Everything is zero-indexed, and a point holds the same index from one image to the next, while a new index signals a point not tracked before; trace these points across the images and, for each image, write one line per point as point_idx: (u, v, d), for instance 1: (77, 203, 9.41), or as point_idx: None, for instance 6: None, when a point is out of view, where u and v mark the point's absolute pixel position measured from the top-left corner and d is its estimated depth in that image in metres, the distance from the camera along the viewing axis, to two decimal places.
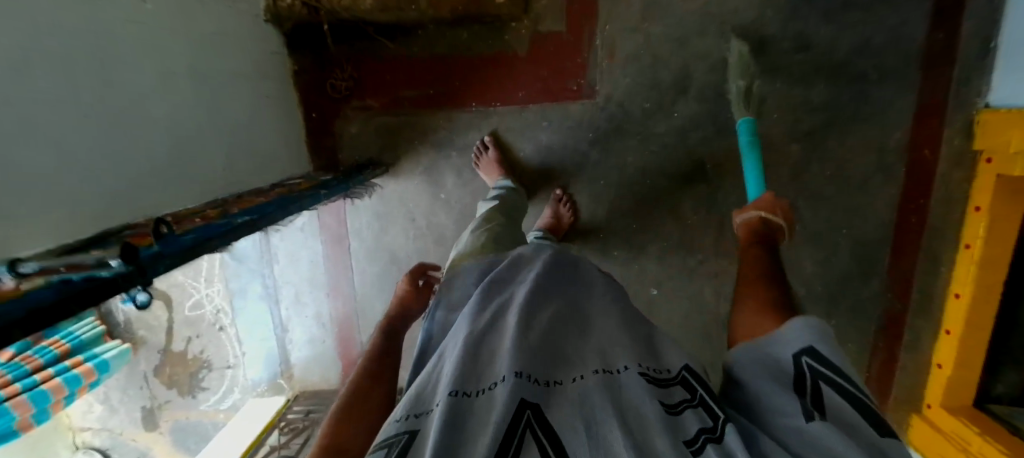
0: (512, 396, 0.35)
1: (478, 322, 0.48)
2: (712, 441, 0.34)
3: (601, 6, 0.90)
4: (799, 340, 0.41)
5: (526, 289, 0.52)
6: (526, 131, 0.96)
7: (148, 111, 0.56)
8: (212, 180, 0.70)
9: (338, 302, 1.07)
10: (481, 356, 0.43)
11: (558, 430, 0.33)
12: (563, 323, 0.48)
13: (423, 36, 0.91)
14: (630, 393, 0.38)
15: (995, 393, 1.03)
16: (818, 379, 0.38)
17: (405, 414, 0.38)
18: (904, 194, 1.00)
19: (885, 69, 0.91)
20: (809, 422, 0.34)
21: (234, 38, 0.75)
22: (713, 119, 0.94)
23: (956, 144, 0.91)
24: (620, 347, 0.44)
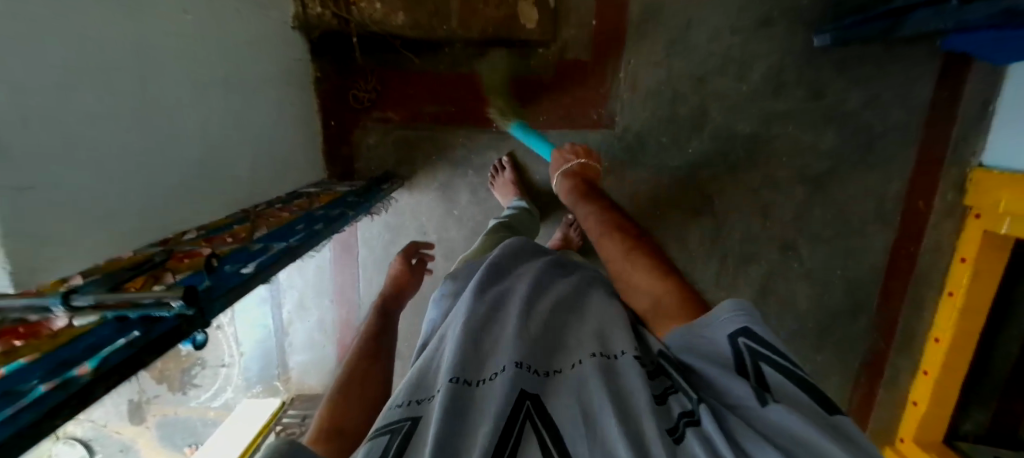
0: (511, 388, 0.36)
1: (479, 308, 0.48)
2: (692, 425, 0.32)
3: (628, 40, 0.91)
4: (731, 321, 0.39)
5: (527, 283, 0.53)
6: (544, 155, 0.97)
7: (183, 122, 0.56)
8: (238, 190, 0.70)
9: (342, 310, 1.08)
10: (483, 343, 0.44)
11: (556, 421, 0.34)
12: (564, 310, 0.49)
13: (449, 54, 0.91)
14: (626, 377, 0.37)
15: (963, 430, 1.11)
16: (759, 360, 0.37)
17: (407, 398, 0.39)
18: (898, 240, 1.03)
19: (892, 123, 0.95)
20: (767, 408, 0.32)
21: (261, 44, 0.74)
22: (725, 157, 0.97)
23: (949, 198, 0.99)
24: (619, 329, 0.44)
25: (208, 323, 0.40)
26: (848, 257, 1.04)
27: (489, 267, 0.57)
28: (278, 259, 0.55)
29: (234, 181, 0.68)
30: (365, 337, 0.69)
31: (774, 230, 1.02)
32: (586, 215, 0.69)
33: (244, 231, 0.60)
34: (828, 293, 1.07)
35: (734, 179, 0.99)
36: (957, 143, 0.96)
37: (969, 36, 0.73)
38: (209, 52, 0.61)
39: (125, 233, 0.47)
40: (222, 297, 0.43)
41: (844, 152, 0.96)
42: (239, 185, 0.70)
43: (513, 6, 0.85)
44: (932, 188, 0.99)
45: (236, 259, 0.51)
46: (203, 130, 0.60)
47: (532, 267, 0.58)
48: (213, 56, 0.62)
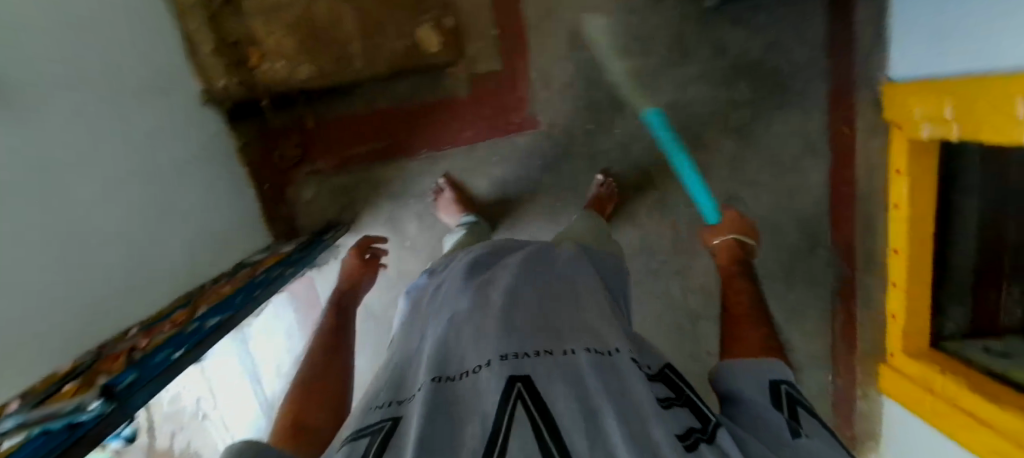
0: (501, 377, 0.38)
1: (462, 314, 0.53)
2: (705, 440, 0.38)
3: (530, 41, 0.94)
4: (774, 374, 0.53)
5: (505, 281, 0.58)
6: (479, 169, 0.99)
7: (97, 224, 0.56)
8: (178, 274, 0.70)
9: None
10: (464, 336, 0.49)
11: (546, 402, 0.36)
12: (541, 303, 0.54)
13: (361, 94, 0.94)
14: (624, 374, 0.43)
15: (946, 331, 1.13)
16: (794, 403, 0.48)
17: (387, 402, 0.43)
18: (835, 168, 1.07)
19: (797, 62, 0.99)
20: (796, 438, 0.41)
21: (170, 129, 0.75)
22: (651, 130, 1.00)
23: (869, 118, 1.03)
24: (610, 331, 0.50)
25: (130, 416, 0.39)
26: (790, 195, 1.08)
27: (468, 269, 0.66)
28: (203, 337, 0.55)
29: (172, 270, 0.69)
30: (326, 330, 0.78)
31: (714, 187, 1.05)
32: (733, 286, 0.80)
33: (182, 314, 0.59)
34: (780, 232, 1.11)
35: (665, 149, 1.02)
36: (863, 67, 1.00)
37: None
38: (113, 148, 0.62)
39: (50, 343, 0.46)
40: (143, 387, 0.42)
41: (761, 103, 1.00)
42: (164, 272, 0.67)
43: (413, 34, 0.87)
44: (851, 113, 1.03)
45: (170, 345, 0.50)
46: (121, 224, 0.60)
47: (510, 266, 0.63)
48: (119, 149, 0.63)
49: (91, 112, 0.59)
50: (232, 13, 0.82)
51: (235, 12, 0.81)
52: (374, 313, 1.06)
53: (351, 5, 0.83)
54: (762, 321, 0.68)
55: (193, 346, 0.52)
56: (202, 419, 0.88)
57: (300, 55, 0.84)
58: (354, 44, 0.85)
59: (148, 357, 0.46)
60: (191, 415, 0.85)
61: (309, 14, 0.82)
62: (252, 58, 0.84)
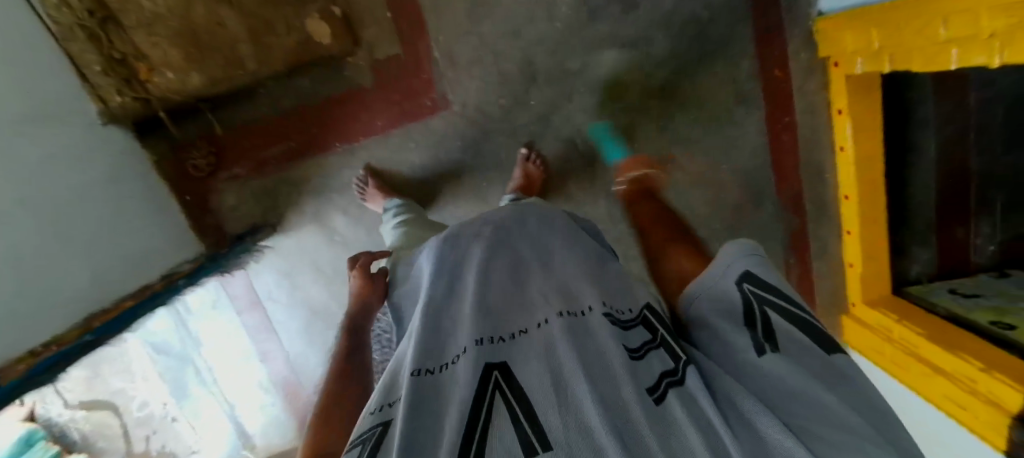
0: (475, 365, 0.35)
1: (438, 287, 0.48)
2: (674, 384, 0.35)
3: (429, 18, 0.91)
4: (738, 268, 0.44)
5: (479, 250, 0.52)
6: (396, 156, 0.98)
7: (15, 238, 0.58)
8: (93, 294, 0.70)
9: (275, 366, 1.11)
10: (443, 327, 0.43)
11: (524, 386, 0.32)
12: (521, 269, 0.50)
13: (265, 94, 0.93)
14: (593, 332, 0.38)
15: (913, 276, 1.02)
16: (764, 306, 0.41)
17: (379, 403, 0.37)
18: (771, 116, 1.02)
19: (716, 8, 0.94)
20: (762, 357, 0.37)
21: (68, 158, 0.74)
22: (568, 97, 0.97)
23: (803, 57, 0.97)
24: (583, 287, 0.46)
25: None
26: (726, 149, 1.04)
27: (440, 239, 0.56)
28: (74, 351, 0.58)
29: (103, 293, 0.72)
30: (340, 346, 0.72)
31: (645, 150, 1.02)
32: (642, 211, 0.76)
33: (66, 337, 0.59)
34: (721, 189, 1.08)
35: (587, 116, 0.98)
36: (791, 5, 0.95)
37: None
38: (20, 172, 0.63)
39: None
40: None
41: (714, 65, 0.98)
42: (83, 292, 0.68)
43: (302, 26, 0.85)
44: (783, 55, 0.98)
45: (39, 367, 0.51)
46: (38, 246, 0.61)
47: (485, 230, 0.56)
48: (25, 174, 0.64)
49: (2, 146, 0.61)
50: (114, 29, 0.79)
51: (118, 28, 0.79)
52: (317, 308, 1.07)
53: (232, 7, 0.81)
54: (681, 230, 0.68)
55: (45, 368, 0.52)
56: (171, 421, 0.97)
57: (189, 64, 0.83)
58: (242, 47, 0.84)
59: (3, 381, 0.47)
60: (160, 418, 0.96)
61: (189, 21, 0.80)
62: (142, 73, 0.84)
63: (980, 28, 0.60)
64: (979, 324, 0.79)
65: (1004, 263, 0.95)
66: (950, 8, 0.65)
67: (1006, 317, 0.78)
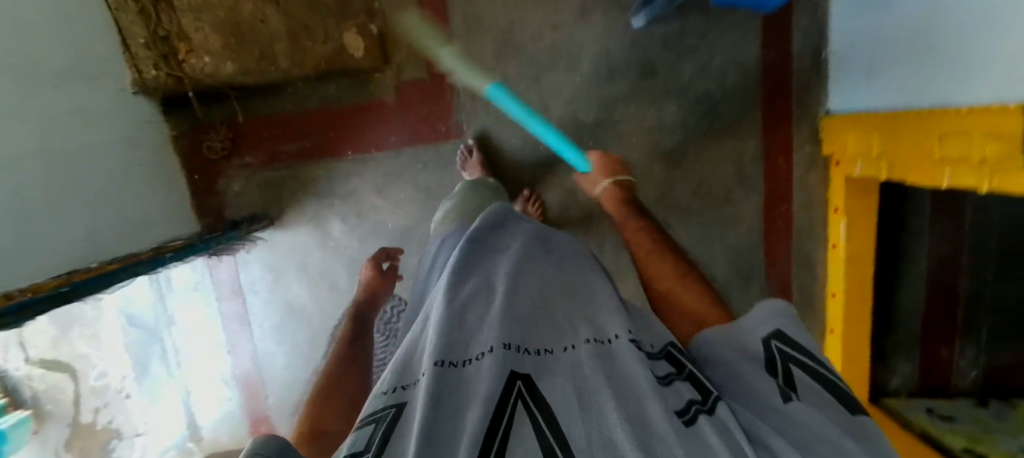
0: (500, 368, 0.32)
1: (465, 289, 0.45)
2: (704, 412, 0.30)
3: (458, 50, 0.96)
4: (768, 324, 0.41)
5: (507, 265, 0.50)
6: (403, 174, 0.99)
7: (17, 179, 0.59)
8: (80, 248, 0.71)
9: (242, 360, 1.09)
10: (467, 323, 0.40)
11: (549, 399, 0.29)
12: (550, 287, 0.48)
13: (292, 93, 0.97)
14: (622, 361, 0.35)
15: (891, 387, 1.00)
16: (789, 362, 0.38)
17: (392, 386, 0.34)
18: (768, 199, 1.05)
19: (728, 90, 1.00)
20: (788, 403, 0.32)
21: (89, 115, 0.77)
22: (576, 147, 1.00)
23: (806, 150, 1.02)
24: (611, 317, 0.42)
25: None
26: (723, 225, 1.07)
27: (464, 244, 0.54)
28: (61, 297, 0.56)
29: (92, 251, 0.73)
30: (341, 342, 0.72)
31: None
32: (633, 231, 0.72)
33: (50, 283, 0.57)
34: (713, 263, 1.09)
35: None
36: (800, 98, 1.01)
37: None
38: (42, 120, 0.66)
39: None
40: None
41: (720, 143, 1.03)
42: (70, 245, 0.68)
43: (338, 38, 0.90)
44: (787, 144, 1.03)
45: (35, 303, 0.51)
46: (39, 193, 0.63)
47: (511, 250, 0.56)
48: (46, 123, 0.66)
49: (26, 93, 0.63)
50: (164, 8, 0.84)
51: (169, 8, 0.85)
52: (295, 307, 1.05)
53: (278, 7, 0.86)
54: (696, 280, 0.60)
55: (19, 309, 0.47)
56: (125, 397, 0.82)
57: (227, 52, 0.87)
58: (279, 44, 0.88)
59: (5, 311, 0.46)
60: (115, 392, 0.80)
61: (235, 14, 0.85)
62: (180, 52, 0.87)
63: (970, 151, 0.63)
64: (953, 449, 0.77)
65: (986, 391, 0.90)
66: (945, 127, 0.68)
67: (979, 444, 0.76)
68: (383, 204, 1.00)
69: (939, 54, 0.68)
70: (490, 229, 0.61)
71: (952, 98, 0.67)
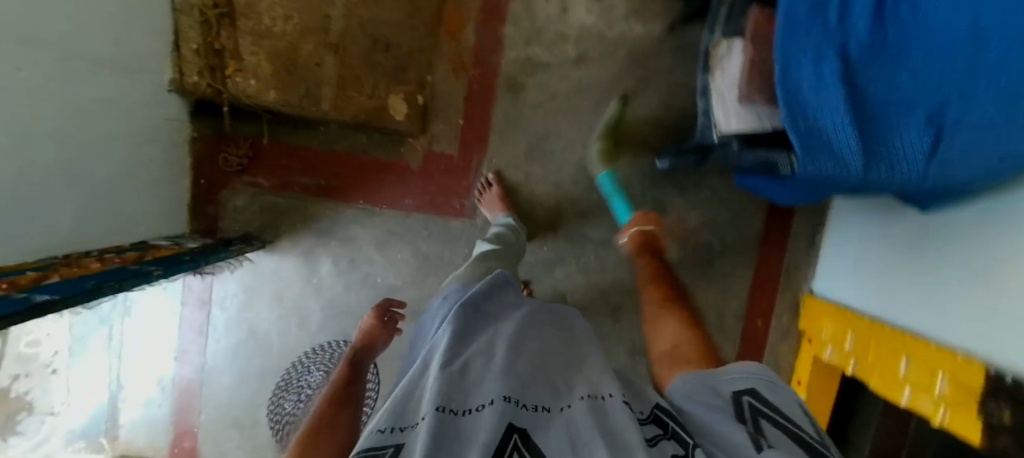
0: (499, 420, 0.37)
1: (471, 346, 0.50)
2: None
3: (493, 138, 1.00)
4: (743, 383, 0.44)
5: (511, 328, 0.55)
6: (407, 237, 1.01)
7: (45, 171, 0.59)
8: (74, 238, 0.69)
9: (186, 370, 1.04)
10: (469, 374, 0.45)
11: (543, 448, 0.36)
12: (552, 354, 0.53)
13: (324, 132, 0.98)
14: (615, 419, 0.40)
15: None
16: (759, 416, 0.40)
17: (389, 425, 0.40)
18: (738, 355, 1.11)
19: (727, 243, 1.07)
20: (760, 450, 0.35)
21: (128, 107, 0.77)
22: (576, 257, 1.04)
23: (784, 321, 1.09)
24: (606, 378, 0.47)
25: None
26: None
27: (464, 309, 0.58)
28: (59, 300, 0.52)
29: (86, 240, 0.72)
30: (336, 386, 0.68)
31: (621, 334, 1.07)
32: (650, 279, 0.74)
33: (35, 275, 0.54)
34: None
35: (586, 279, 1.04)
36: (788, 269, 1.08)
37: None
38: (82, 107, 0.66)
39: None
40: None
41: (707, 291, 1.09)
42: (66, 237, 0.67)
43: (384, 97, 0.93)
44: (767, 309, 1.09)
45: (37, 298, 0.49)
46: (58, 185, 0.63)
47: (515, 314, 0.60)
48: (84, 112, 0.66)
49: (76, 73, 0.63)
50: (226, 25, 0.83)
51: (230, 26, 0.83)
52: (260, 333, 1.03)
53: (337, 55, 0.88)
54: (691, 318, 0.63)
55: (26, 309, 0.46)
56: (51, 374, 0.74)
57: (273, 80, 0.86)
58: (327, 86, 0.89)
59: (16, 304, 0.45)
60: (42, 364, 0.71)
61: (292, 51, 0.86)
62: (227, 68, 0.85)
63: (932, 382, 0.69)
64: None
65: None
66: (913, 352, 0.73)
67: None
68: (379, 257, 1.01)
69: (930, 300, 0.73)
70: (494, 291, 0.67)
71: (942, 334, 0.71)
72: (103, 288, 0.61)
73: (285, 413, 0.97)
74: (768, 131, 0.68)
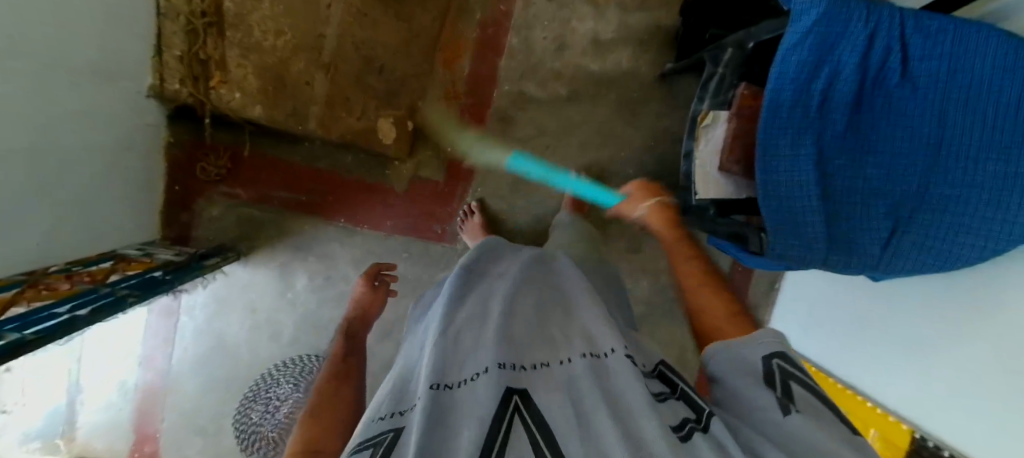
0: (496, 388, 0.38)
1: (464, 312, 0.52)
2: (699, 429, 0.36)
3: (479, 169, 1.02)
4: (768, 344, 0.44)
5: (507, 288, 0.57)
6: (386, 257, 1.02)
7: (32, 192, 0.58)
8: (52, 251, 0.67)
9: (150, 375, 1.02)
10: (463, 343, 0.46)
11: (545, 415, 0.35)
12: (545, 310, 0.55)
13: (309, 148, 0.98)
14: (616, 374, 0.41)
15: None
16: (789, 379, 0.41)
17: (390, 412, 0.40)
18: None
19: None
20: (788, 417, 0.37)
21: (113, 114, 0.74)
22: None
23: None
24: (602, 329, 0.48)
25: None
26: None
27: (460, 274, 0.63)
28: (38, 335, 0.51)
29: (65, 250, 0.70)
30: (331, 359, 0.66)
31: None
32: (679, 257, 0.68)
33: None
34: None
35: None
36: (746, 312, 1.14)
37: (933, 39, 0.54)
38: (69, 120, 0.63)
39: None
40: None
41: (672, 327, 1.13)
42: (46, 251, 0.65)
43: (373, 120, 0.92)
44: None
45: (15, 336, 0.48)
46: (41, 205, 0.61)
47: (508, 275, 0.62)
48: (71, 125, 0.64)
49: (65, 82, 0.60)
50: (213, 35, 0.77)
51: (218, 35, 0.77)
52: (229, 342, 1.02)
53: (328, 74, 0.85)
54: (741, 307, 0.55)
55: (9, 349, 0.46)
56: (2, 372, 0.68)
57: (260, 97, 0.80)
58: (315, 107, 0.86)
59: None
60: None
61: (283, 68, 0.81)
62: (212, 79, 0.79)
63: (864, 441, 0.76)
64: None
65: None
66: (853, 410, 0.80)
67: None
68: (354, 276, 1.02)
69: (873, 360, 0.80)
70: (483, 259, 0.70)
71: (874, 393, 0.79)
72: (80, 317, 0.59)
73: (251, 422, 0.97)
74: (739, 198, 0.73)
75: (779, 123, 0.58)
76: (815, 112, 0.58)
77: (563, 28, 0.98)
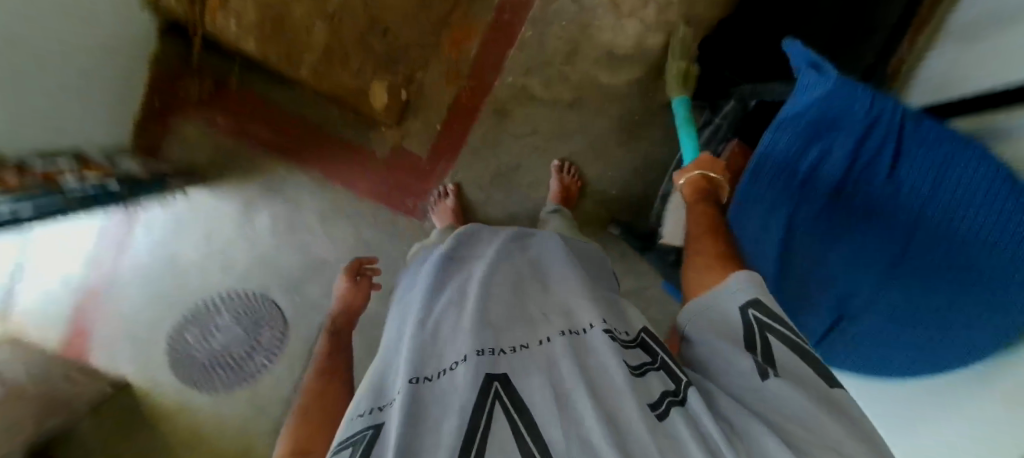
0: (475, 375, 0.36)
1: (438, 302, 0.51)
2: (676, 402, 0.33)
3: (464, 155, 1.00)
4: (743, 293, 0.39)
5: (483, 268, 0.55)
6: (353, 217, 1.01)
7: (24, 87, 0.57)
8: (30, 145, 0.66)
9: (95, 275, 1.02)
10: (441, 333, 0.45)
11: (525, 398, 0.33)
12: (521, 287, 0.52)
13: (297, 92, 0.95)
14: (594, 352, 0.39)
15: None
16: (766, 331, 0.37)
17: (370, 408, 0.38)
18: None
19: (647, 314, 1.09)
20: (766, 381, 0.34)
21: (111, 19, 0.71)
22: None
23: None
24: (583, 305, 0.46)
25: None
26: None
27: (439, 260, 0.62)
28: None
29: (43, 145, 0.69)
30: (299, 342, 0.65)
31: None
32: (692, 216, 0.55)
33: None
34: None
35: None
36: None
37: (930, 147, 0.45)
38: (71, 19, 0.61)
39: None
40: None
41: None
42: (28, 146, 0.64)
43: (367, 81, 0.90)
44: None
45: None
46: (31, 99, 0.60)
47: (485, 254, 0.60)
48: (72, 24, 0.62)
49: None
50: None
51: None
52: (181, 263, 1.02)
53: (330, 22, 0.82)
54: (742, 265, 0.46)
55: None
56: None
57: (256, 30, 0.77)
58: (310, 54, 0.83)
59: None
60: None
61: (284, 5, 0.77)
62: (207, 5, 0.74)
63: None
64: None
65: None
66: None
67: None
68: (318, 228, 1.01)
69: None
70: (466, 242, 0.67)
71: None
72: None
73: (184, 343, 1.04)
74: None
75: (752, 196, 0.56)
76: (789, 192, 0.55)
77: (583, 33, 0.95)
